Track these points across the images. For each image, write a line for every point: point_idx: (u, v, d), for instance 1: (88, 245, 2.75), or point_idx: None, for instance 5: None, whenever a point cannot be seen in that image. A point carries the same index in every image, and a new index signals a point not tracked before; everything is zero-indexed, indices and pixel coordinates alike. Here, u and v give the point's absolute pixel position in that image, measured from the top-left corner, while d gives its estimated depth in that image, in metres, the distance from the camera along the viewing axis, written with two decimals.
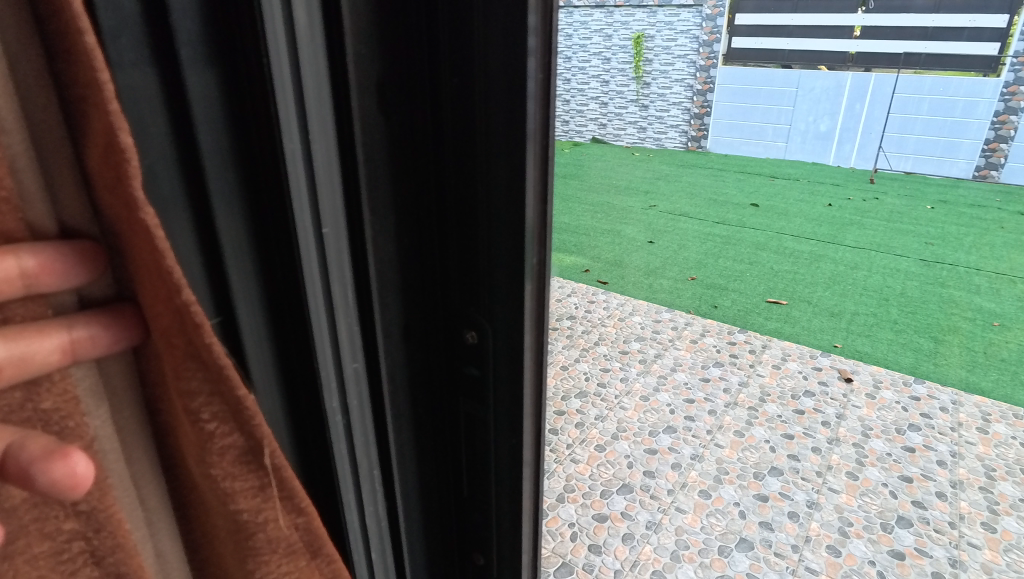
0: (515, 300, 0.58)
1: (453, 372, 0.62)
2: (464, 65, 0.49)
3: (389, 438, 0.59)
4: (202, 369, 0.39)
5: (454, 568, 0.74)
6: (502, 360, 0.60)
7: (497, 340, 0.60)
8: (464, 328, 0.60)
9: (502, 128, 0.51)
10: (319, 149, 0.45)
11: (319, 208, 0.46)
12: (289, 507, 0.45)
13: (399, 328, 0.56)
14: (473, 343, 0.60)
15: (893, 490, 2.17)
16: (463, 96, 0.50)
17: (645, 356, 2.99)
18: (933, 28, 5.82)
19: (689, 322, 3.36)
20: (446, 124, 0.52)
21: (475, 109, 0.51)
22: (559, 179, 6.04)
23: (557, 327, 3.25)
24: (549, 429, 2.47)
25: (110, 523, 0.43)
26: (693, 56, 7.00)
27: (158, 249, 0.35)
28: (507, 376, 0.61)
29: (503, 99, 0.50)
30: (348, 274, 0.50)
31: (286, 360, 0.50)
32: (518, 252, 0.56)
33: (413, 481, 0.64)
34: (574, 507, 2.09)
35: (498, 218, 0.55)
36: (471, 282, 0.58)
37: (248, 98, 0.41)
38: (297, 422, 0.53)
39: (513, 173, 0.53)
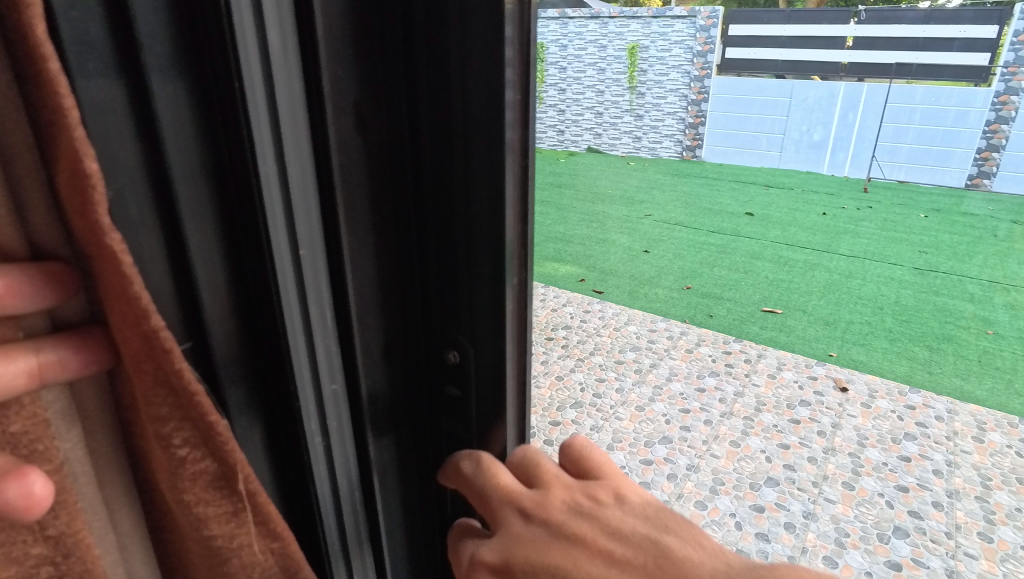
0: (497, 319, 0.57)
1: (435, 392, 0.61)
2: (440, 83, 0.49)
3: (370, 458, 0.58)
4: (172, 396, 0.39)
5: None
6: (484, 380, 0.59)
7: (480, 360, 0.59)
8: (446, 347, 0.59)
9: (481, 148, 0.51)
10: (294, 169, 0.45)
11: (294, 230, 0.46)
12: (263, 533, 0.45)
13: (379, 347, 0.55)
14: (455, 363, 0.59)
15: (889, 500, 2.16)
16: (440, 115, 0.50)
17: (640, 365, 2.99)
18: (923, 37, 6.11)
19: (684, 331, 3.36)
20: (424, 142, 0.52)
21: (451, 126, 0.51)
22: (554, 189, 6.04)
23: (552, 336, 3.25)
24: (545, 440, 2.46)
25: (78, 549, 0.42)
26: (688, 66, 7.08)
27: (125, 274, 0.34)
28: (490, 396, 0.60)
29: (482, 118, 0.50)
30: (326, 294, 0.50)
31: (262, 380, 0.50)
32: (497, 269, 0.55)
33: (396, 502, 0.63)
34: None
35: (479, 235, 0.54)
36: (451, 300, 0.57)
37: (221, 118, 0.41)
38: (274, 444, 0.53)
39: (493, 190, 0.52)
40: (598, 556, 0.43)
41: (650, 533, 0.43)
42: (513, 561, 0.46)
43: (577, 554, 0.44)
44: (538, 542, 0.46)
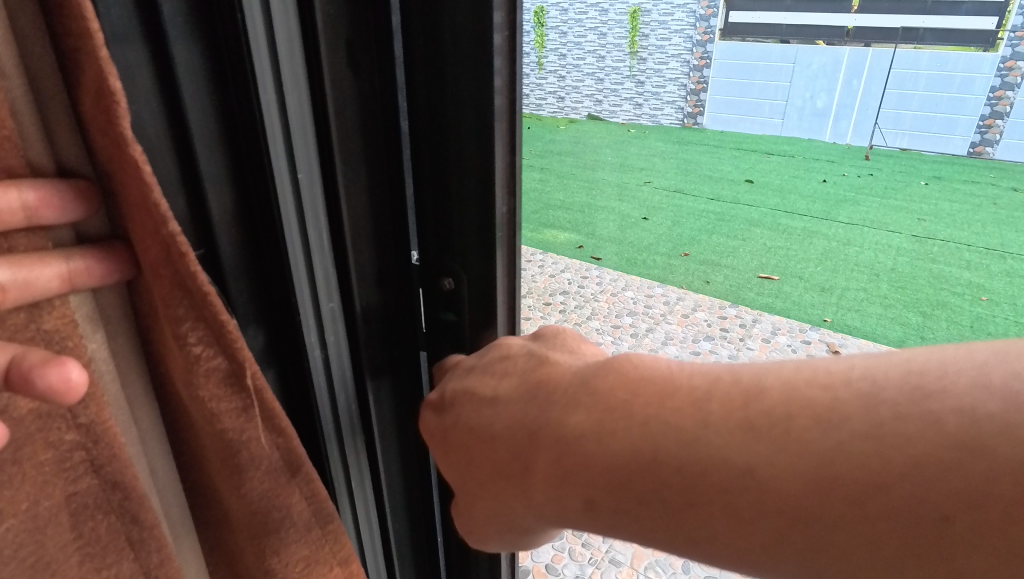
0: (486, 244, 0.61)
1: (432, 317, 0.65)
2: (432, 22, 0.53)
3: (365, 375, 0.63)
4: (186, 297, 0.44)
5: (436, 512, 0.80)
6: (476, 303, 0.64)
7: (473, 285, 0.63)
8: (441, 274, 0.63)
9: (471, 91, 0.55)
10: (291, 98, 0.49)
11: (293, 155, 0.51)
12: (269, 428, 0.51)
13: (376, 273, 0.61)
14: (450, 290, 0.63)
15: None
16: (432, 58, 0.54)
17: (636, 330, 2.98)
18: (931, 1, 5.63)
19: (681, 297, 3.41)
20: (418, 82, 0.56)
21: (445, 67, 0.55)
22: (553, 157, 5.99)
23: (550, 302, 3.23)
24: None
25: (107, 436, 0.48)
26: (691, 31, 6.87)
27: (145, 181, 0.39)
28: (480, 321, 0.65)
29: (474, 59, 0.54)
30: (323, 219, 0.55)
31: (267, 295, 0.56)
32: (485, 191, 0.59)
33: (390, 420, 0.69)
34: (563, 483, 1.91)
35: (473, 169, 0.58)
36: (444, 227, 0.61)
37: (225, 48, 0.46)
38: (278, 358, 0.59)
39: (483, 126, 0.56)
40: (495, 376, 0.53)
41: (538, 352, 0.53)
42: (438, 394, 0.57)
43: (482, 378, 0.54)
44: (461, 376, 0.56)
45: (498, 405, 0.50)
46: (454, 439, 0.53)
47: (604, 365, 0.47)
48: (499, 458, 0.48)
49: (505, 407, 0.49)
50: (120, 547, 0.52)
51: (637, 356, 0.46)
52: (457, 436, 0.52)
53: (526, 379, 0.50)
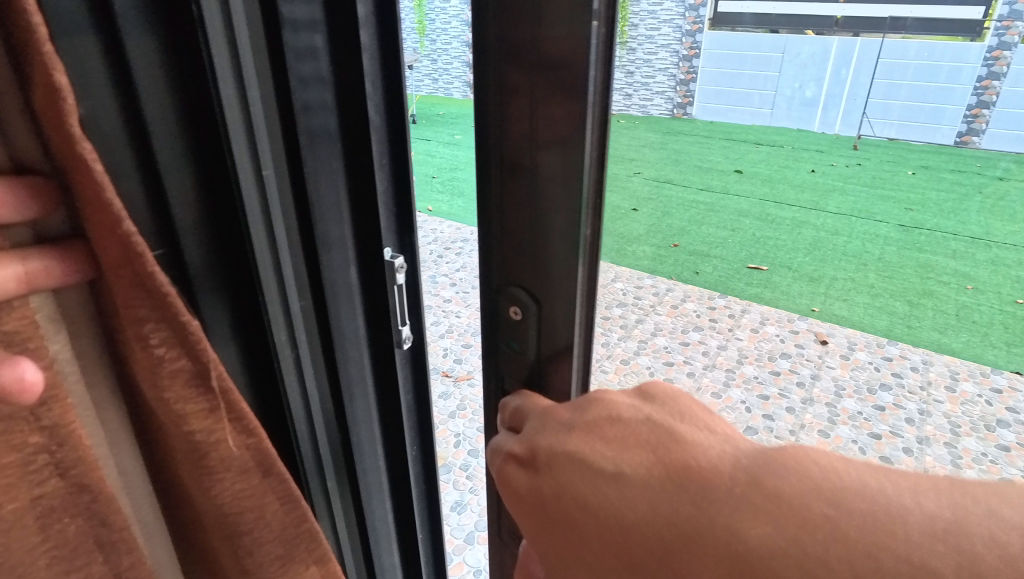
0: (558, 277, 0.63)
1: (504, 338, 0.71)
2: (519, 75, 0.56)
3: (339, 372, 0.64)
4: (148, 298, 0.44)
5: (419, 503, 0.81)
6: (547, 328, 0.66)
7: (543, 313, 0.66)
8: (513, 301, 0.67)
9: (553, 142, 0.57)
10: (254, 93, 0.49)
11: (257, 152, 0.50)
12: (238, 429, 0.51)
13: (353, 268, 0.61)
14: (519, 317, 0.68)
15: (862, 447, 1.95)
16: (519, 109, 0.58)
17: (626, 321, 2.82)
18: None
19: (670, 288, 3.39)
20: (393, 83, 0.55)
21: (533, 119, 0.57)
22: None
23: None
24: None
25: (71, 438, 0.48)
26: None
27: (97, 181, 0.39)
28: (548, 345, 0.67)
29: (560, 111, 0.55)
30: (292, 216, 0.55)
31: (237, 293, 0.56)
32: (577, 220, 0.59)
33: (370, 413, 0.70)
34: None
35: (554, 215, 0.60)
36: (522, 255, 0.64)
37: (183, 43, 0.46)
38: (251, 355, 0.60)
39: (561, 177, 0.58)
40: (611, 443, 0.44)
41: (662, 424, 0.43)
42: (535, 453, 0.49)
43: (591, 442, 0.45)
44: (561, 435, 0.48)
45: (622, 483, 0.41)
46: (560, 512, 0.44)
47: (771, 457, 0.36)
48: (630, 556, 0.39)
49: (634, 489, 0.40)
50: (89, 550, 0.52)
51: (820, 454, 0.34)
52: (561, 509, 0.44)
53: (658, 457, 0.40)
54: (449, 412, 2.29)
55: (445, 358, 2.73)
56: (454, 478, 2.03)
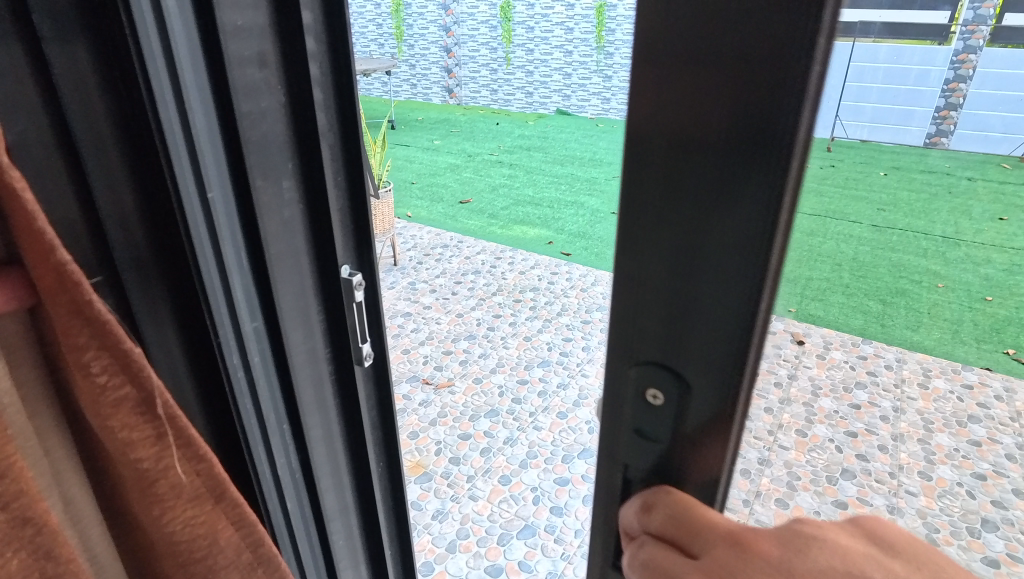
0: (718, 350, 0.41)
1: (622, 429, 0.47)
2: (706, 7, 0.33)
3: (297, 394, 0.63)
4: (88, 325, 0.43)
5: (387, 518, 0.81)
6: (691, 421, 0.44)
7: (689, 399, 0.44)
8: (645, 381, 0.45)
9: (753, 124, 0.34)
10: (197, 115, 0.48)
11: (202, 175, 0.50)
12: (187, 455, 0.50)
13: (311, 289, 0.61)
14: (654, 404, 0.45)
15: (839, 445, 2.04)
16: (698, 67, 0.35)
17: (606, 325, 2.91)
18: None
19: None
20: (346, 106, 0.56)
21: (721, 85, 0.34)
22: (522, 152, 6.01)
23: (520, 298, 3.19)
24: (513, 398, 2.40)
25: (11, 471, 0.46)
26: None
27: (26, 208, 0.38)
28: (691, 444, 0.45)
29: (778, 78, 0.33)
30: (240, 237, 0.54)
31: (187, 316, 0.56)
32: (769, 269, 0.38)
33: (337, 432, 0.70)
34: (537, 473, 2.03)
35: (737, 240, 0.38)
36: (664, 312, 0.42)
37: (119, 68, 0.46)
38: (203, 377, 0.59)
39: (763, 184, 0.36)
40: None
41: None
42: None
43: None
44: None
45: None
46: None
47: None
48: None
49: None
50: None
51: None
52: None
53: None
54: (430, 419, 2.31)
55: (425, 365, 2.62)
56: (435, 486, 2.01)
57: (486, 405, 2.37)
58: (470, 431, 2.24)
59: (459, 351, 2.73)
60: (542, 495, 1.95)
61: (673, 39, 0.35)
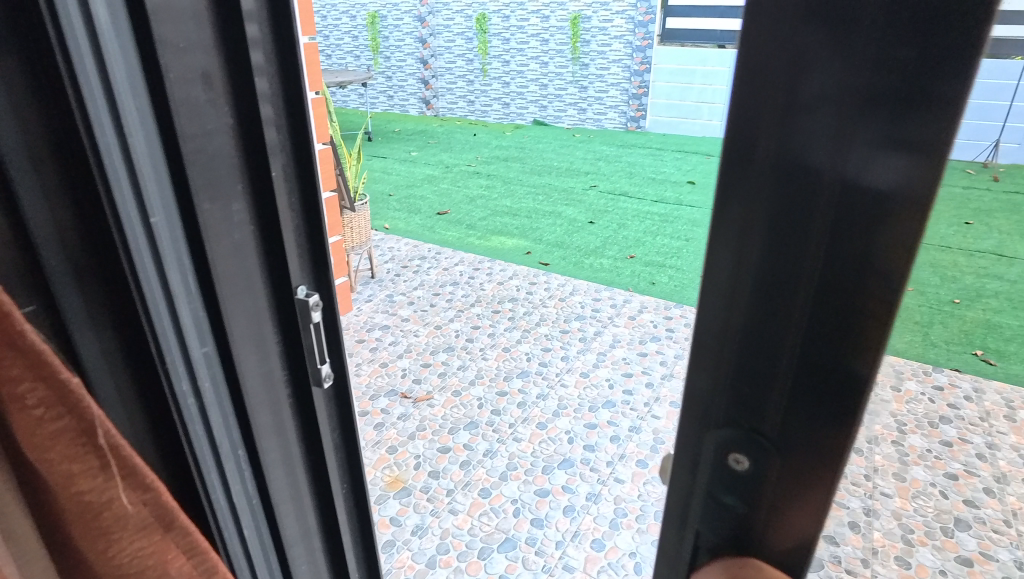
0: (810, 416, 0.38)
1: (700, 492, 0.45)
2: (811, 63, 0.32)
3: (251, 418, 0.62)
4: (18, 355, 0.42)
5: (352, 542, 0.80)
6: (776, 488, 0.41)
7: (775, 466, 0.41)
8: (729, 444, 0.42)
9: (861, 184, 0.32)
10: (136, 138, 0.48)
11: (143, 199, 0.49)
12: (133, 486, 0.49)
13: (265, 312, 0.60)
14: (738, 467, 0.42)
15: None
16: (801, 130, 0.33)
17: (584, 334, 2.90)
18: None
19: (628, 299, 3.28)
20: (297, 125, 0.56)
21: (823, 146, 0.33)
22: (500, 162, 6.02)
23: (500, 309, 3.15)
24: (493, 410, 2.34)
25: None
26: (631, 36, 6.63)
27: None
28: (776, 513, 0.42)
29: (888, 138, 0.31)
30: (187, 261, 0.53)
31: (131, 342, 0.55)
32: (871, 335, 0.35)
33: (298, 455, 0.69)
34: (517, 485, 1.98)
35: (837, 304, 0.35)
36: (752, 374, 0.40)
37: (53, 94, 0.46)
38: (152, 405, 0.58)
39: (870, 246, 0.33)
40: None
41: None
42: None
43: None
44: None
45: None
46: None
47: None
48: None
49: None
50: None
51: None
52: None
53: None
54: (409, 433, 2.22)
55: (403, 379, 2.54)
56: (414, 501, 1.92)
57: (465, 417, 2.30)
58: (449, 444, 2.17)
59: (438, 364, 2.66)
60: (522, 507, 1.90)
61: (773, 99, 0.33)
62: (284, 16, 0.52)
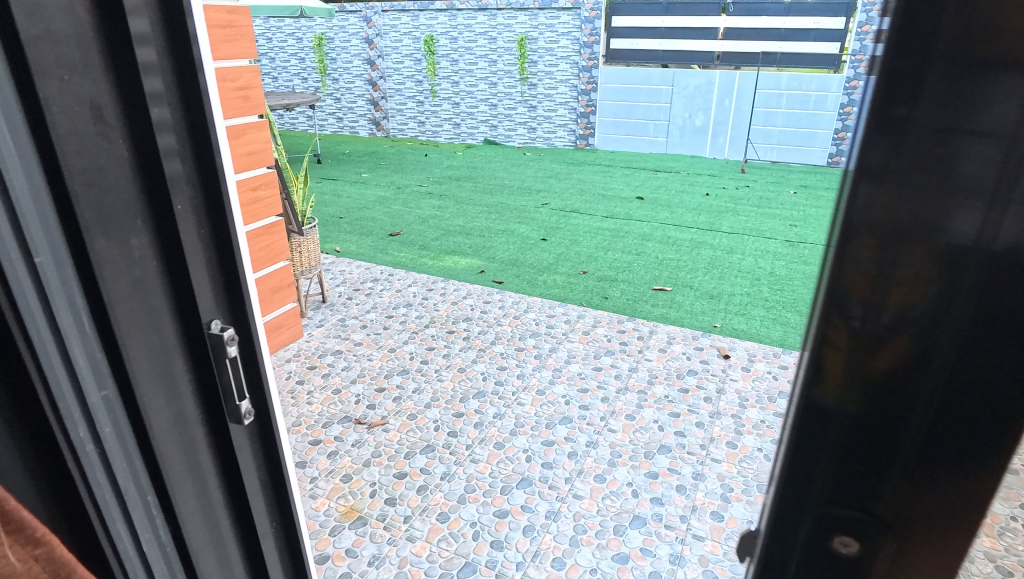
0: (916, 502, 0.41)
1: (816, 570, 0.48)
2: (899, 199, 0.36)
3: (160, 461, 0.59)
4: None
5: None
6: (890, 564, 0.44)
7: (889, 544, 0.44)
8: (840, 528, 0.45)
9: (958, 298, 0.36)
10: (16, 176, 0.45)
11: (26, 238, 0.47)
12: (21, 540, 0.46)
13: (175, 349, 0.58)
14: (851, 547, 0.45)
15: (767, 454, 2.13)
16: (891, 254, 0.37)
17: (540, 351, 2.87)
18: (781, 53, 6.03)
19: (582, 314, 3.25)
20: (203, 158, 0.55)
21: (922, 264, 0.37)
22: (452, 182, 6.01)
23: (454, 329, 3.08)
24: (449, 431, 2.29)
25: None
26: (576, 57, 6.78)
27: None
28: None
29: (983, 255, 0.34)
30: (80, 300, 0.51)
31: (18, 393, 0.51)
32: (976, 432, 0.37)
33: (216, 496, 0.67)
34: (476, 507, 1.93)
35: (943, 402, 0.38)
36: (858, 465, 0.43)
37: None
38: (46, 457, 0.54)
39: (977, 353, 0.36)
40: None
41: None
42: None
43: None
44: None
45: None
46: None
47: None
48: None
49: None
50: None
51: None
52: None
53: None
54: (363, 461, 2.14)
55: (357, 405, 2.45)
56: (371, 530, 1.84)
57: (422, 441, 2.24)
58: (406, 469, 2.10)
59: (393, 388, 2.57)
60: (482, 529, 1.84)
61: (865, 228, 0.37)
62: (185, 53, 0.52)
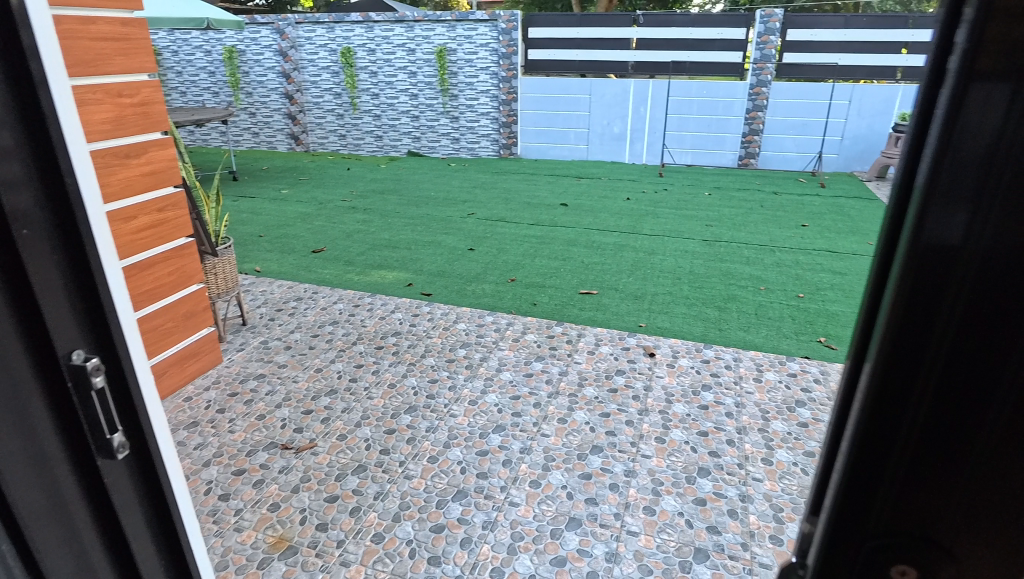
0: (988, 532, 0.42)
1: None
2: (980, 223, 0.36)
3: (13, 511, 0.55)
4: None
5: None
6: None
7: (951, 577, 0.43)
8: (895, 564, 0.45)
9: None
10: None
11: None
12: None
13: (32, 388, 0.54)
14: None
15: (694, 445, 2.22)
16: (952, 281, 0.38)
17: (470, 361, 2.86)
18: (689, 61, 6.33)
19: (510, 322, 3.27)
20: (51, 182, 0.52)
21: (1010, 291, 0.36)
22: (376, 196, 5.92)
23: (382, 345, 3.02)
24: (381, 450, 2.24)
25: None
26: (495, 68, 6.85)
27: None
28: None
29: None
30: None
31: None
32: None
33: (91, 540, 0.63)
34: (410, 523, 1.89)
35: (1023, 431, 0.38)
36: (927, 493, 0.43)
37: None
38: None
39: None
40: None
41: None
42: None
43: None
44: None
45: None
46: None
47: None
48: None
49: None
50: None
51: None
52: None
53: None
54: (293, 486, 2.06)
55: (283, 430, 2.35)
56: (302, 558, 1.77)
57: (353, 461, 2.18)
58: (337, 491, 2.04)
59: (320, 409, 2.49)
60: (418, 546, 1.81)
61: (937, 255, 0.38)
62: (21, 69, 0.49)
